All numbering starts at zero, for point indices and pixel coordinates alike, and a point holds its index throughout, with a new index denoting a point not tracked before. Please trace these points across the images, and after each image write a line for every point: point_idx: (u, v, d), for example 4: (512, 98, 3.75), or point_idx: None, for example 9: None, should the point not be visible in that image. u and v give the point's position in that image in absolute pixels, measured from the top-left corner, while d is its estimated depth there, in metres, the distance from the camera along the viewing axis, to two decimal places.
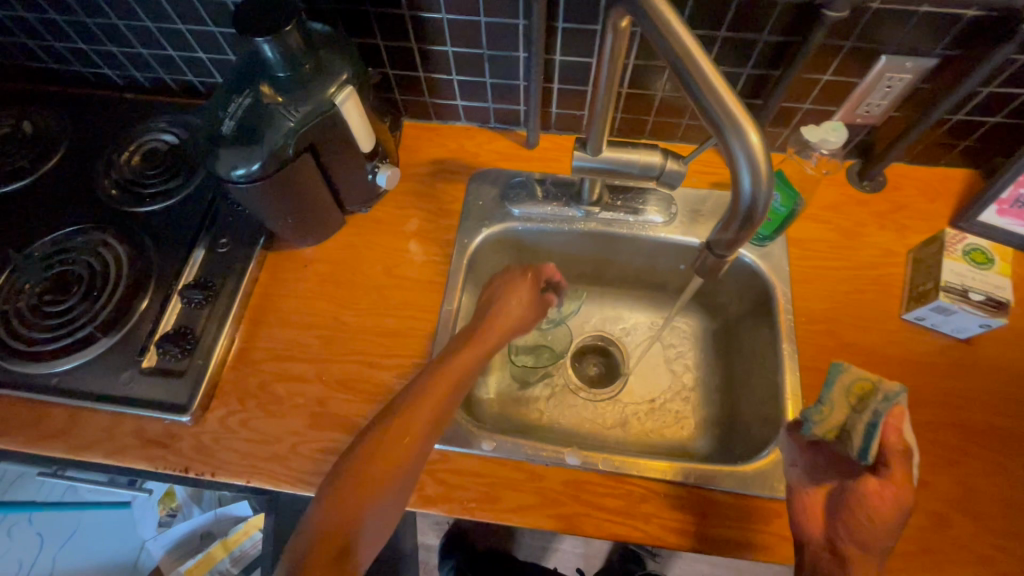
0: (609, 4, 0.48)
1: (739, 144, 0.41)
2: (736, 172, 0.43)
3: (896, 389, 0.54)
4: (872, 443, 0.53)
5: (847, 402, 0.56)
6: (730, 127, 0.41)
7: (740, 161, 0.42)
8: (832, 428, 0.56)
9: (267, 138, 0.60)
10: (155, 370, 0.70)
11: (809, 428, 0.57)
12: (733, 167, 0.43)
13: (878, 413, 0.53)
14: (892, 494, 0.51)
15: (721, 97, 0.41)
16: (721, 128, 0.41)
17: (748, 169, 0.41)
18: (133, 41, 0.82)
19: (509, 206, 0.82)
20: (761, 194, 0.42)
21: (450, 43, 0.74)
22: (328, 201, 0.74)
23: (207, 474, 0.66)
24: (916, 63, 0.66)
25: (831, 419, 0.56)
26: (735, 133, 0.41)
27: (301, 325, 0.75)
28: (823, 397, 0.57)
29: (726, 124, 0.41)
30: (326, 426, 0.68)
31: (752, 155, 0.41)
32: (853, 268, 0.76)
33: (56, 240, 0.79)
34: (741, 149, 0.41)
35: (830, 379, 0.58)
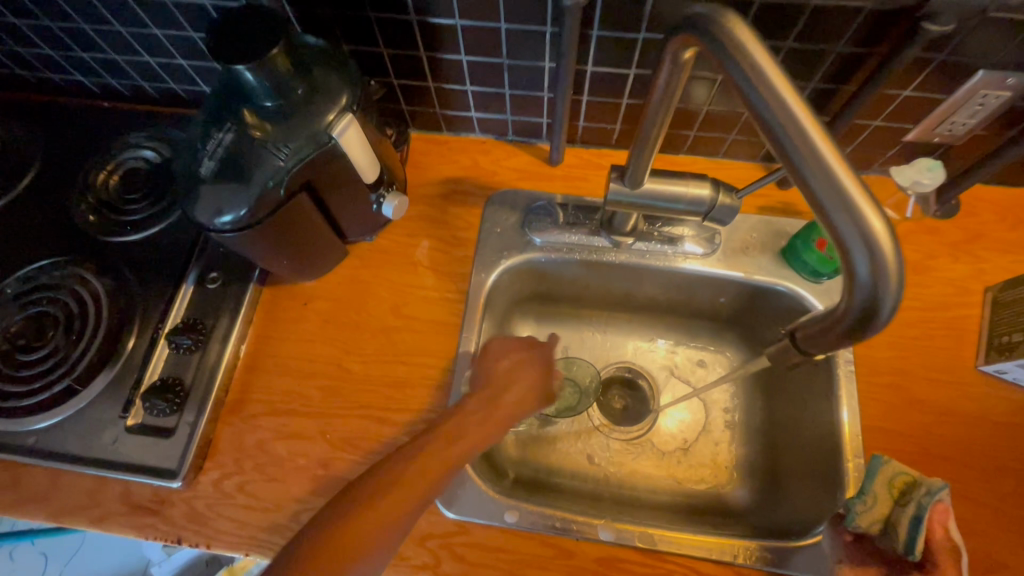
0: (670, 33, 0.40)
1: (857, 228, 0.33)
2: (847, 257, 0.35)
3: (939, 482, 0.53)
4: (918, 540, 0.51)
5: (890, 494, 0.54)
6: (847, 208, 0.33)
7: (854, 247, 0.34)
8: (876, 520, 0.54)
9: (254, 180, 0.51)
10: (142, 427, 0.63)
11: (853, 520, 0.54)
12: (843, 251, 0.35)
13: (924, 508, 0.52)
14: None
15: (834, 169, 0.33)
16: (831, 207, 0.34)
17: (867, 256, 0.33)
18: (104, 47, 0.72)
19: (531, 235, 0.73)
20: (883, 291, 0.34)
21: (464, 51, 0.64)
22: (328, 236, 0.66)
23: (202, 545, 0.60)
24: (1019, 78, 0.55)
25: (876, 511, 0.54)
26: (852, 215, 0.33)
27: (302, 373, 0.67)
28: (867, 488, 0.54)
29: (840, 202, 0.33)
30: (330, 492, 0.62)
31: (873, 241, 0.33)
32: (922, 309, 0.67)
33: (30, 275, 0.71)
34: (859, 233, 0.33)
35: (871, 470, 0.55)
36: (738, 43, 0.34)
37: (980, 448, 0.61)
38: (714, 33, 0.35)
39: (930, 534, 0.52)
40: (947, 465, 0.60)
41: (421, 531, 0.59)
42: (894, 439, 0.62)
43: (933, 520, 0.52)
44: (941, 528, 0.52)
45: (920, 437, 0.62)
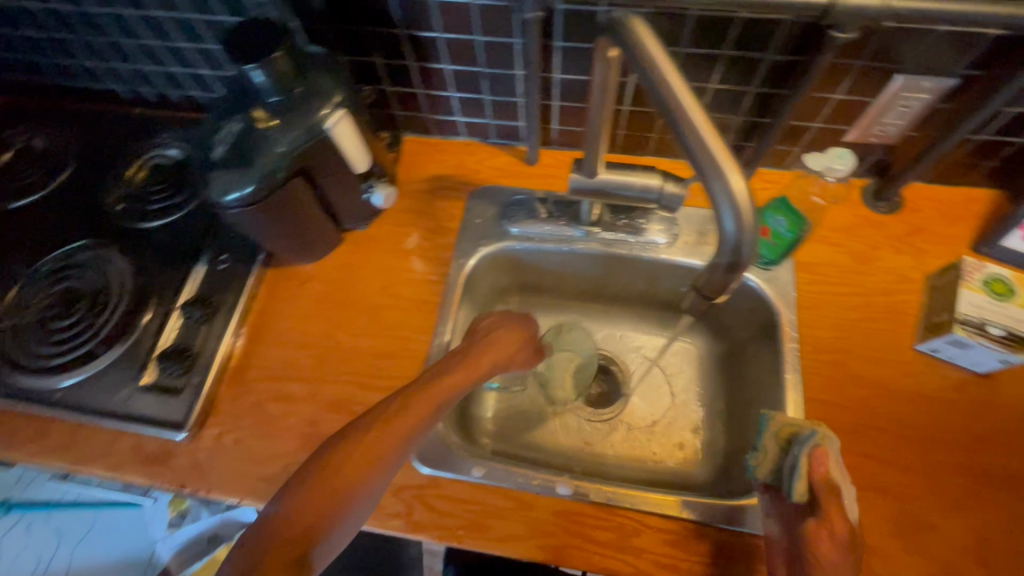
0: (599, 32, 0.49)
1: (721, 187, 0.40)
2: (720, 216, 0.42)
3: (813, 430, 0.57)
4: (798, 485, 0.55)
5: (778, 446, 0.59)
6: (713, 170, 0.40)
7: (723, 205, 0.41)
8: (770, 471, 0.59)
9: (258, 164, 0.61)
10: (154, 387, 0.71)
11: (750, 473, 0.60)
12: (717, 211, 0.42)
13: (797, 453, 0.56)
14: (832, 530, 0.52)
15: (705, 135, 0.40)
16: (704, 170, 0.41)
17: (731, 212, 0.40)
18: (138, 58, 0.83)
19: (507, 225, 0.81)
20: (746, 238, 0.41)
21: (447, 61, 0.73)
22: (323, 221, 0.74)
23: (202, 492, 0.67)
24: (934, 82, 0.62)
25: (766, 463, 0.59)
26: (719, 177, 0.40)
27: (297, 345, 0.75)
28: (755, 443, 0.60)
29: (709, 167, 0.40)
30: (317, 449, 0.68)
31: (735, 200, 0.40)
32: (864, 295, 0.73)
33: (64, 255, 0.80)
34: (722, 191, 0.40)
35: (762, 427, 0.61)
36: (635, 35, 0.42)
37: (914, 420, 0.66)
38: (622, 28, 0.43)
39: (814, 478, 0.55)
40: (883, 435, 0.65)
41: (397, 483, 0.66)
42: (835, 411, 0.67)
43: (815, 467, 0.55)
44: (822, 472, 0.55)
45: (858, 409, 0.67)
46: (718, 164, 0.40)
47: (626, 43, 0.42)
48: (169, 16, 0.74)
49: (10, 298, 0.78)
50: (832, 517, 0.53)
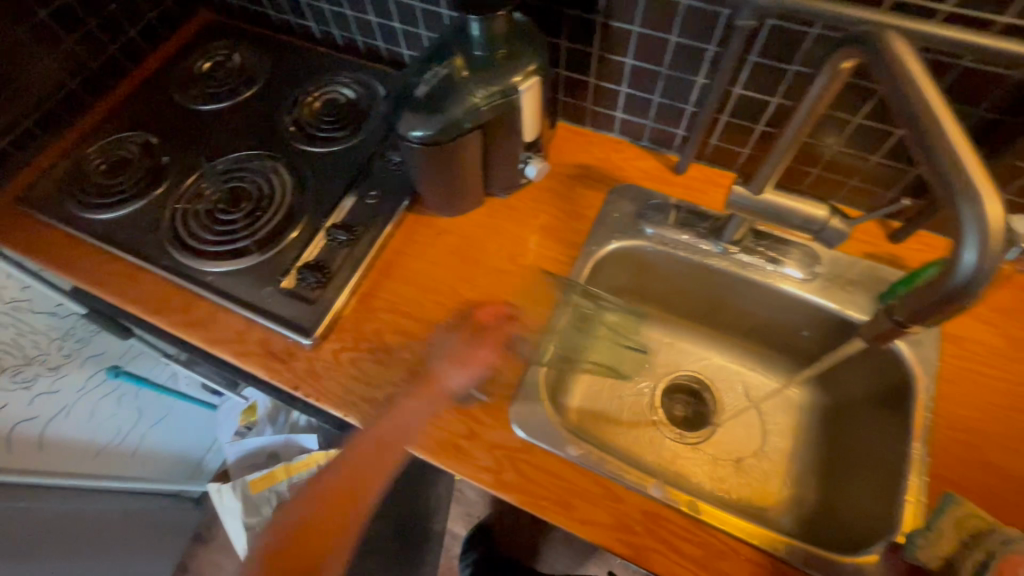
0: (834, 46, 0.48)
1: (971, 213, 0.39)
2: (957, 240, 0.41)
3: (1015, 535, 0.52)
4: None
5: (959, 536, 0.54)
6: (967, 192, 0.39)
7: (967, 230, 0.40)
8: (939, 557, 0.54)
9: (454, 110, 0.64)
10: (291, 292, 0.77)
11: (913, 551, 0.55)
12: (955, 235, 0.41)
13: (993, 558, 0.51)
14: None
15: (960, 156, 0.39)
16: (954, 194, 0.40)
17: (978, 237, 0.39)
18: (343, 2, 0.91)
19: (643, 225, 0.81)
20: (983, 270, 0.40)
21: (631, 56, 0.75)
22: (477, 179, 0.78)
23: (314, 398, 0.71)
24: None
25: (939, 548, 0.54)
26: (970, 199, 0.39)
27: (422, 288, 0.79)
28: (933, 524, 0.55)
29: (962, 188, 0.39)
30: (424, 387, 0.71)
31: (986, 225, 0.39)
32: (1014, 382, 0.68)
33: (238, 159, 0.89)
34: (972, 215, 0.39)
35: (942, 507, 0.56)
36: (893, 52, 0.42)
37: None
38: (878, 45, 0.43)
39: None
40: None
41: (493, 440, 0.68)
42: (962, 493, 0.62)
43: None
44: None
45: (989, 499, 0.62)
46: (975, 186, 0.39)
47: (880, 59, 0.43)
48: None
49: (188, 184, 0.87)
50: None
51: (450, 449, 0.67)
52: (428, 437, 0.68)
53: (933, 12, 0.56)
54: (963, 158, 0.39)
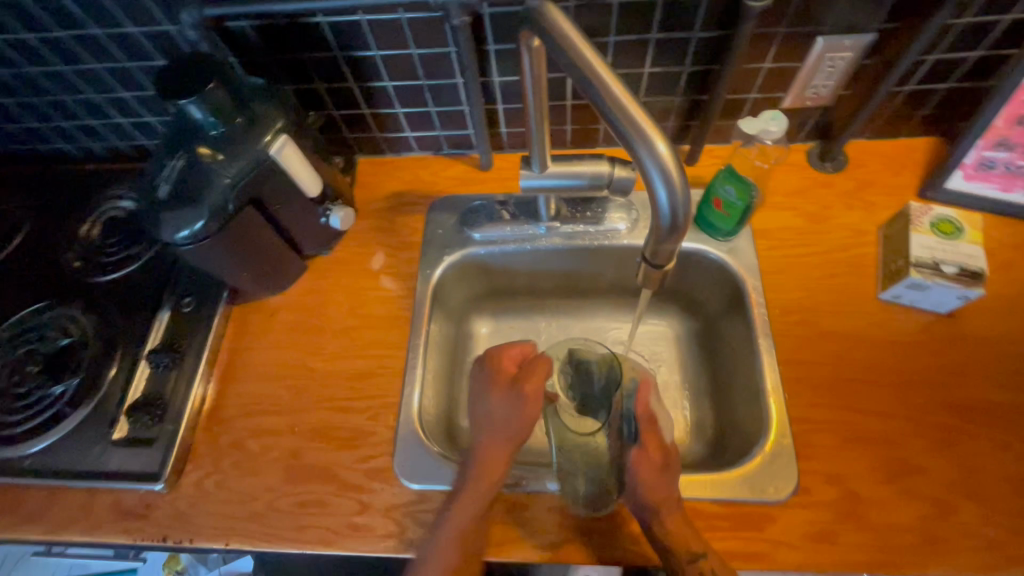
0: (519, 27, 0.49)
1: (653, 159, 0.41)
2: (652, 184, 0.43)
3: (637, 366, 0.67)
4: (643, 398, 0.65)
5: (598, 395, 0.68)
6: (641, 142, 0.41)
7: (655, 174, 0.42)
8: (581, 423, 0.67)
9: (206, 199, 0.60)
10: (127, 440, 0.69)
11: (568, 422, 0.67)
12: (648, 179, 0.43)
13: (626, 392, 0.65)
14: (659, 407, 0.65)
15: (629, 111, 0.41)
16: (632, 141, 0.41)
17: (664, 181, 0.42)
18: (82, 114, 0.83)
19: (469, 231, 0.81)
20: (679, 205, 0.42)
21: (388, 78, 0.74)
22: (282, 249, 0.74)
23: (186, 541, 0.65)
24: (853, 40, 0.65)
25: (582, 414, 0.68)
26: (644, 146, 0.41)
27: (271, 378, 0.74)
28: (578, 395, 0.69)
29: (634, 136, 0.41)
30: (303, 478, 0.67)
31: (666, 168, 0.41)
32: (824, 252, 0.74)
33: (24, 318, 0.78)
34: (652, 160, 0.41)
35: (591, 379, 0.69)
36: (546, 16, 0.43)
37: (888, 369, 0.67)
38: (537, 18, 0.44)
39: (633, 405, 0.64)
40: (861, 385, 0.66)
41: (387, 503, 0.65)
42: (813, 368, 0.68)
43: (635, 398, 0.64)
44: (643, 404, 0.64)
45: (831, 364, 0.68)
46: (645, 134, 0.41)
47: (539, 26, 0.44)
48: (105, 65, 0.73)
49: None
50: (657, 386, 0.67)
51: (346, 531, 0.64)
52: (321, 528, 0.64)
53: None
54: (628, 110, 0.41)
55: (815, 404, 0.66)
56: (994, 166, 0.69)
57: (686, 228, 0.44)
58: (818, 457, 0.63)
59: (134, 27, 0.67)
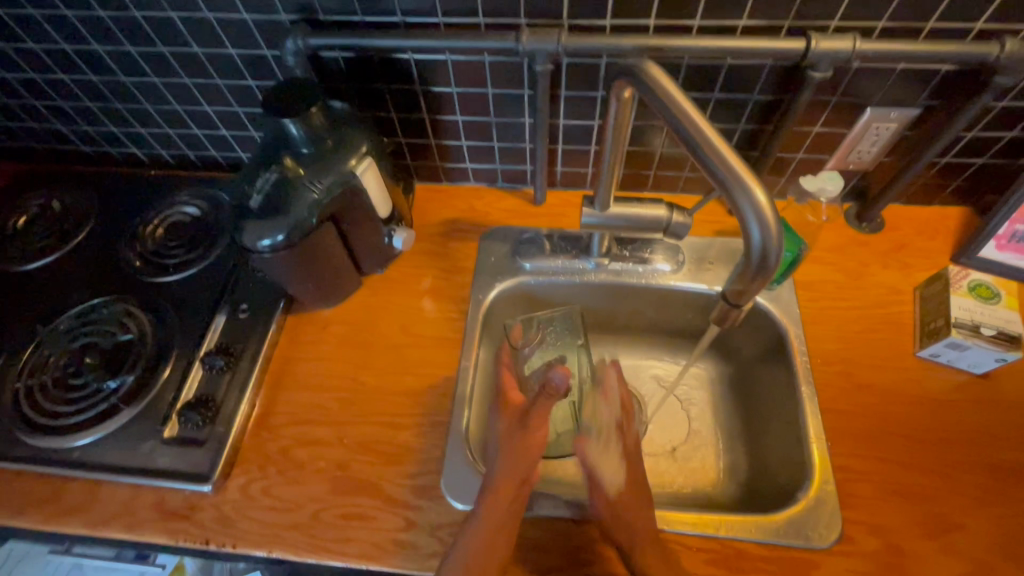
0: (613, 78, 0.54)
1: (750, 203, 0.44)
2: (746, 227, 0.45)
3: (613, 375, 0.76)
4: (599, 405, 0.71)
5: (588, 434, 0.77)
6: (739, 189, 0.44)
7: (750, 218, 0.44)
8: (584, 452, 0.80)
9: (292, 212, 0.64)
10: (177, 439, 0.70)
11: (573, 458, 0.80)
12: (743, 223, 0.45)
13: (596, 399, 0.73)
14: (613, 407, 0.70)
15: (726, 160, 0.44)
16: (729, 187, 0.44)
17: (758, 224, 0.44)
18: (160, 122, 0.87)
19: (521, 261, 0.85)
20: (773, 246, 0.45)
21: (460, 113, 0.79)
22: (345, 264, 0.77)
23: (229, 545, 0.65)
24: (900, 112, 0.70)
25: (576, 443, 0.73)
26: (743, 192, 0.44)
27: (321, 389, 0.76)
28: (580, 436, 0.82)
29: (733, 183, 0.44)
30: (349, 491, 0.68)
31: (761, 212, 0.44)
32: (862, 308, 0.78)
33: (83, 312, 0.80)
34: (750, 204, 0.44)
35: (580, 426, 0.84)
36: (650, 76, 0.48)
37: (928, 425, 0.69)
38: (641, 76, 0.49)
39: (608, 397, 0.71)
40: (900, 439, 0.68)
41: (432, 522, 0.65)
42: (852, 419, 0.70)
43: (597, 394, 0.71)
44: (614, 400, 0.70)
45: (872, 416, 0.70)
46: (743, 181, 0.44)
47: (643, 84, 0.49)
48: (196, 81, 0.79)
49: (26, 357, 0.76)
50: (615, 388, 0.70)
51: (391, 547, 0.64)
52: (365, 542, 0.64)
53: (688, 28, 0.64)
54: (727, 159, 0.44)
55: (856, 453, 0.67)
56: None
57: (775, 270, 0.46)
58: (860, 507, 0.64)
59: (233, 49, 0.73)
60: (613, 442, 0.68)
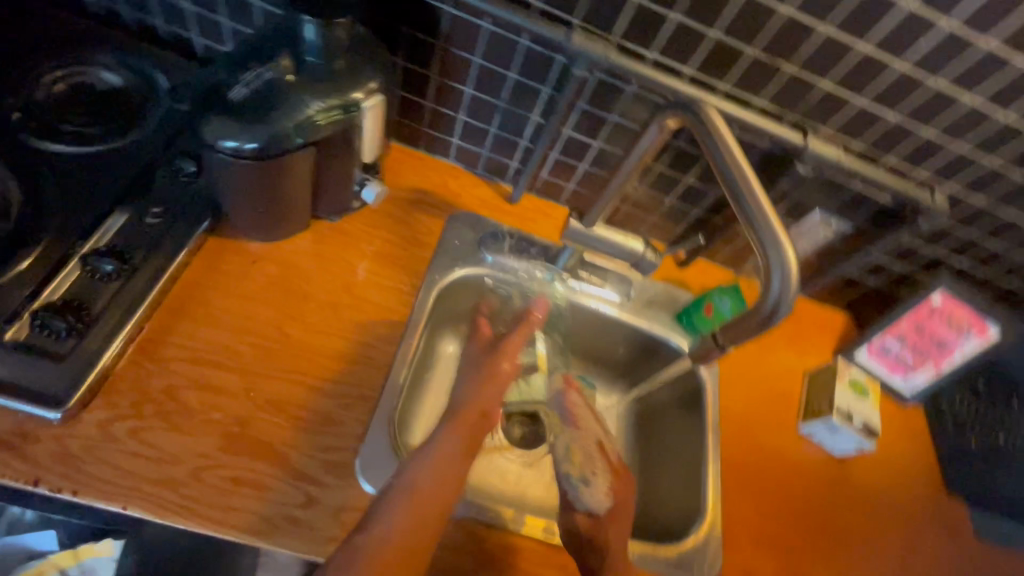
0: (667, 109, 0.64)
1: (772, 244, 0.53)
2: (765, 266, 0.54)
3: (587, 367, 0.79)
4: (571, 424, 0.70)
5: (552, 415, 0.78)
6: (765, 230, 0.53)
7: (770, 258, 0.53)
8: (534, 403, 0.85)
9: (275, 121, 0.55)
10: (23, 347, 0.55)
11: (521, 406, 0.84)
12: (764, 261, 0.54)
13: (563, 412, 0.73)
14: (590, 424, 0.70)
15: (763, 210, 0.53)
16: (758, 228, 0.53)
17: (775, 264, 0.53)
18: None
19: (484, 253, 0.82)
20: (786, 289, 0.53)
21: (471, 85, 0.75)
22: (304, 199, 0.68)
23: (66, 492, 0.52)
24: (840, 223, 0.81)
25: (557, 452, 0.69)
26: (767, 233, 0.53)
27: (235, 330, 0.65)
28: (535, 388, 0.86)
29: (761, 225, 0.53)
30: (244, 452, 0.58)
31: (782, 255, 0.52)
32: (765, 378, 0.88)
33: None
34: (771, 246, 0.53)
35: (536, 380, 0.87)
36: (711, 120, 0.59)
37: (797, 489, 0.79)
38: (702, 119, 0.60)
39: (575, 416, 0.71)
40: (775, 497, 0.77)
41: (336, 504, 0.59)
42: (740, 471, 0.78)
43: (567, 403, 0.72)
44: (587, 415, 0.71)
45: (757, 473, 0.79)
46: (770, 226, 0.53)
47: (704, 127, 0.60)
48: None
49: None
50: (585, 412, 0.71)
51: (282, 524, 0.56)
52: (251, 514, 0.56)
53: (714, 89, 0.68)
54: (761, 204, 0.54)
55: (738, 504, 0.75)
56: (889, 352, 0.88)
57: (780, 312, 0.54)
58: (734, 550, 0.72)
59: None
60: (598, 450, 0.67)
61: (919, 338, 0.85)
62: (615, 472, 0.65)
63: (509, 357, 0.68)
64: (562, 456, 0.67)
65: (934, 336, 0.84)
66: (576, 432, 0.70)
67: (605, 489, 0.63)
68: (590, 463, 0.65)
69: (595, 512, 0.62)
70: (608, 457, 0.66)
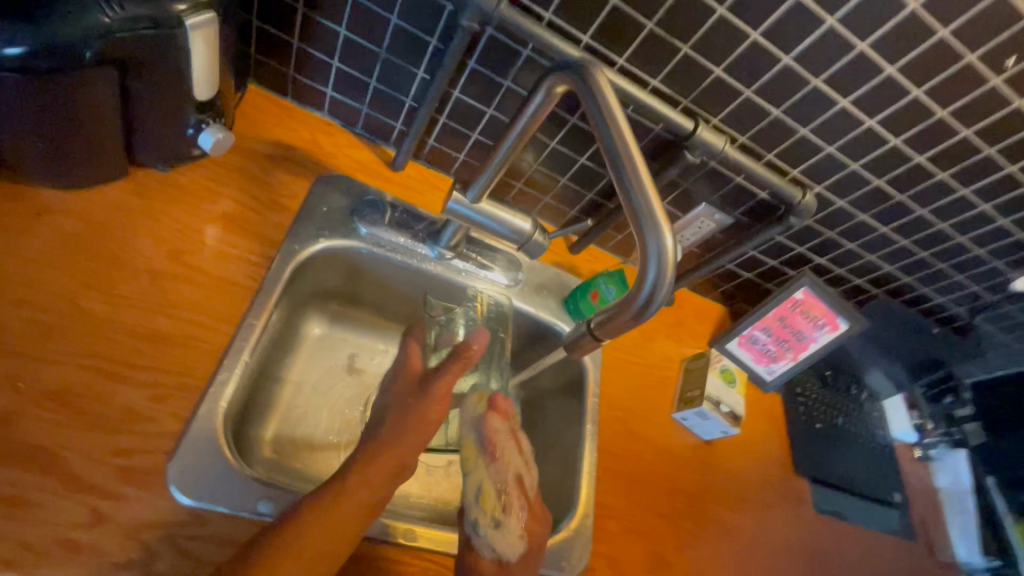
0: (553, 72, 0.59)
1: (656, 244, 0.49)
2: (645, 264, 0.50)
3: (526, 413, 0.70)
4: (483, 456, 0.62)
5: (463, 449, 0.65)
6: (652, 228, 0.49)
7: (651, 258, 0.50)
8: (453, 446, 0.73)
9: (51, 24, 0.42)
10: None
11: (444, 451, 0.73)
12: (643, 260, 0.50)
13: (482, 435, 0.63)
14: (512, 454, 0.63)
15: (652, 204, 0.50)
16: (644, 225, 0.50)
17: (657, 266, 0.50)
18: None
19: (356, 223, 0.72)
20: (660, 291, 0.50)
21: (346, 26, 0.64)
22: (112, 138, 0.53)
23: None
24: (721, 217, 0.84)
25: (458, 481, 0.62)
26: (653, 230, 0.50)
27: (3, 299, 0.50)
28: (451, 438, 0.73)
29: (648, 221, 0.50)
30: (3, 459, 0.45)
31: (663, 256, 0.49)
32: (646, 367, 0.89)
33: None
34: (655, 246, 0.49)
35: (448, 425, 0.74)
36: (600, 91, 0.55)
37: (667, 475, 0.81)
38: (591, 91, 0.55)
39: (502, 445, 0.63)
40: (646, 484, 0.78)
41: (136, 519, 0.47)
42: (614, 460, 0.78)
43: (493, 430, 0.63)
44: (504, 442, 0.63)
45: (631, 461, 0.79)
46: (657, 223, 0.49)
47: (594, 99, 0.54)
48: None
49: None
50: (507, 442, 0.63)
51: (54, 550, 0.44)
52: (7, 539, 0.43)
53: (611, 63, 0.64)
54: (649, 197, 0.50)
55: (611, 492, 0.75)
56: (756, 343, 0.92)
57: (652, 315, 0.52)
58: (603, 541, 0.71)
59: None
60: (518, 482, 0.62)
61: (783, 332, 0.90)
62: (533, 517, 0.61)
63: (440, 403, 0.60)
64: (471, 495, 0.61)
65: (794, 329, 0.89)
66: (494, 465, 0.62)
67: (521, 534, 0.60)
68: (506, 501, 0.61)
69: (505, 558, 0.58)
70: (527, 494, 0.63)
